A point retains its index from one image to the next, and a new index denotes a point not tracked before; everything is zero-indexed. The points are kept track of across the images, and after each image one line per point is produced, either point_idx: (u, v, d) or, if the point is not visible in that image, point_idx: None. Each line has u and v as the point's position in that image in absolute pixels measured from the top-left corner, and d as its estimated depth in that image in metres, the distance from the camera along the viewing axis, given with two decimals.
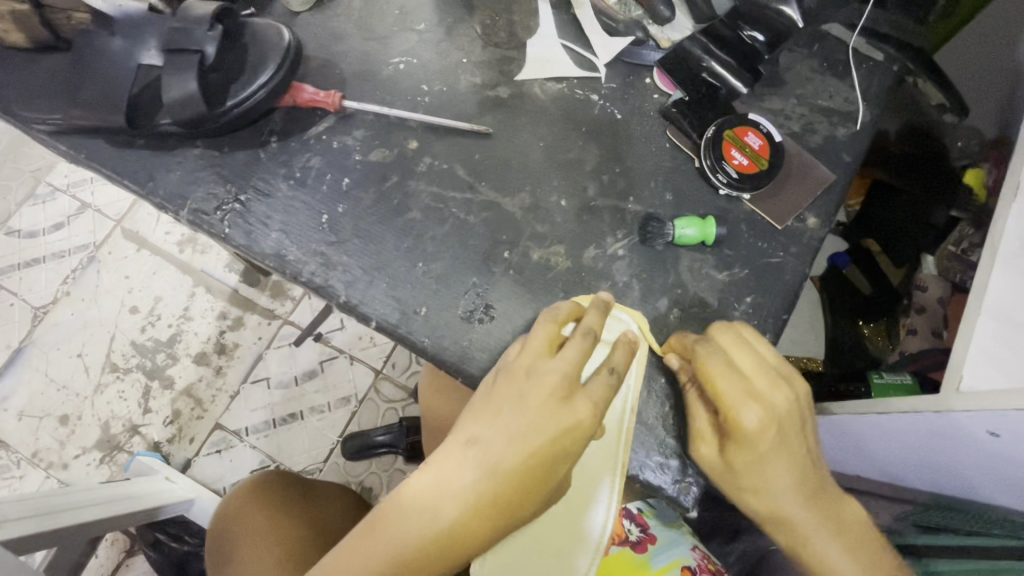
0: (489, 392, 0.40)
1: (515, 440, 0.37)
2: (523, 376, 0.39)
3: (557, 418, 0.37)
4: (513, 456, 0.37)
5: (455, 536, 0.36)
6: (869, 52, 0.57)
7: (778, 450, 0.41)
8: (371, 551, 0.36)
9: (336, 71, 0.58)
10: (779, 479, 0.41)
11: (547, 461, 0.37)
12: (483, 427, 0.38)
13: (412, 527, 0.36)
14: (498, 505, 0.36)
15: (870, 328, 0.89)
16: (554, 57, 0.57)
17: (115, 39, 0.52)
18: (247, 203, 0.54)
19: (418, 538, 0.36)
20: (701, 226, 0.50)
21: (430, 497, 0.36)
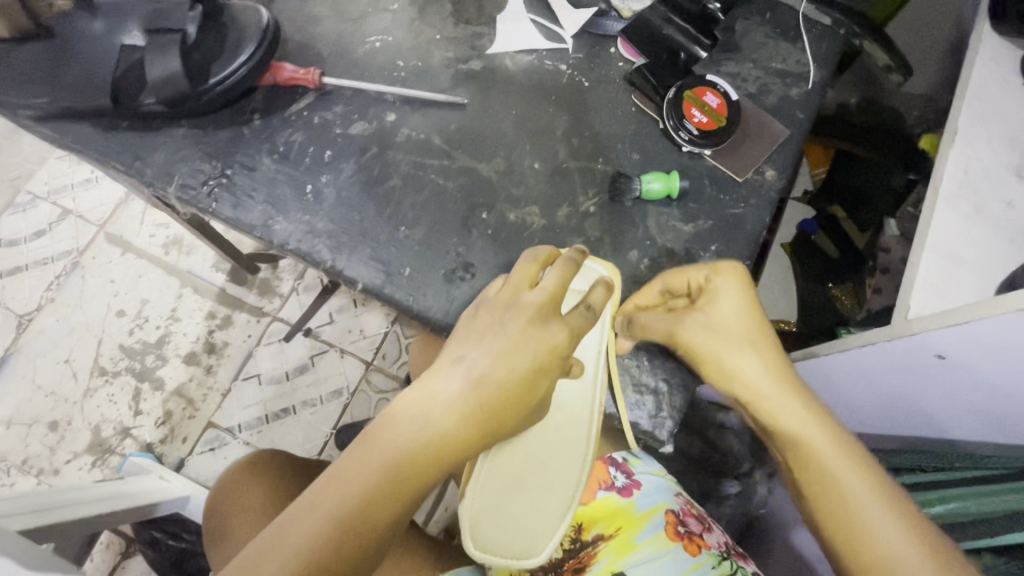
0: (472, 319, 0.42)
1: (498, 357, 0.39)
2: (505, 304, 0.41)
3: (539, 336, 0.40)
4: (498, 371, 0.39)
5: (444, 444, 0.38)
6: (819, 17, 0.61)
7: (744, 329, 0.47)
8: (366, 462, 0.37)
9: (314, 51, 0.60)
10: (747, 360, 0.46)
11: (529, 378, 0.39)
12: (467, 348, 0.40)
13: (402, 436, 0.38)
14: (483, 416, 0.38)
15: (839, 289, 0.91)
16: (523, 31, 0.60)
17: (95, 22, 0.54)
18: (232, 178, 0.56)
19: (410, 446, 0.37)
20: (665, 180, 0.53)
21: (420, 409, 0.38)
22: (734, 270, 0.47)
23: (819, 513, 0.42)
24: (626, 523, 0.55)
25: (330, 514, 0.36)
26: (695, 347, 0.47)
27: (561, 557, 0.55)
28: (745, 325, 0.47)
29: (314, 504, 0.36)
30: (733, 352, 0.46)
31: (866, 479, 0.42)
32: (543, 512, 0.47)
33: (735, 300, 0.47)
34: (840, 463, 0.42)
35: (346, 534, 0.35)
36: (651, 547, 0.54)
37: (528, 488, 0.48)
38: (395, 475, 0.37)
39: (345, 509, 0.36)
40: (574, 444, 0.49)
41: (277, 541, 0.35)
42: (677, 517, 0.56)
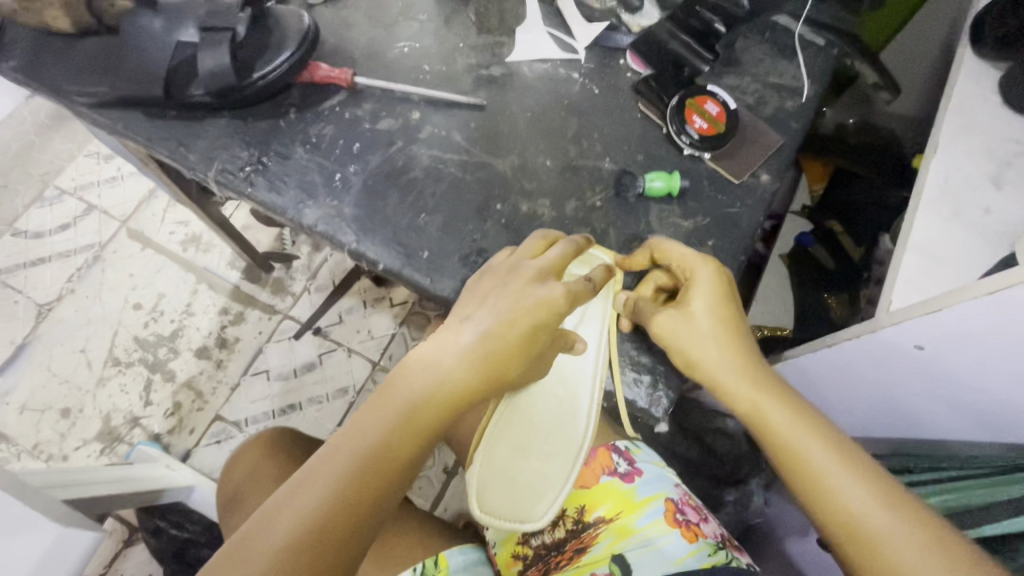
0: (475, 286, 0.46)
1: (502, 313, 0.43)
2: (507, 272, 0.46)
3: (539, 295, 0.44)
4: (502, 324, 0.43)
5: (454, 391, 0.41)
6: (813, 38, 0.65)
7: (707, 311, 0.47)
8: (385, 408, 0.41)
9: (347, 54, 0.66)
10: (709, 343, 0.47)
11: (530, 330, 0.43)
12: (472, 307, 0.45)
13: (416, 384, 0.41)
14: (490, 366, 0.42)
15: (835, 299, 0.94)
16: (540, 42, 0.65)
17: (155, 20, 0.59)
18: (268, 164, 0.60)
19: (425, 391, 0.41)
20: (667, 179, 0.57)
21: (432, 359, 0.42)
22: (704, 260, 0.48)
23: (799, 494, 0.44)
24: (627, 507, 0.58)
25: (354, 453, 0.39)
26: (667, 337, 0.48)
27: (564, 536, 0.60)
28: (712, 309, 0.47)
29: (338, 447, 0.39)
30: (703, 344, 0.47)
31: (835, 453, 0.43)
32: (546, 477, 0.52)
33: (706, 290, 0.47)
34: (810, 443, 0.44)
35: (367, 472, 0.38)
36: (649, 532, 0.57)
37: (531, 459, 0.52)
38: (409, 419, 0.40)
39: (367, 449, 0.39)
40: (575, 415, 0.53)
41: (305, 482, 0.37)
42: (676, 505, 0.58)
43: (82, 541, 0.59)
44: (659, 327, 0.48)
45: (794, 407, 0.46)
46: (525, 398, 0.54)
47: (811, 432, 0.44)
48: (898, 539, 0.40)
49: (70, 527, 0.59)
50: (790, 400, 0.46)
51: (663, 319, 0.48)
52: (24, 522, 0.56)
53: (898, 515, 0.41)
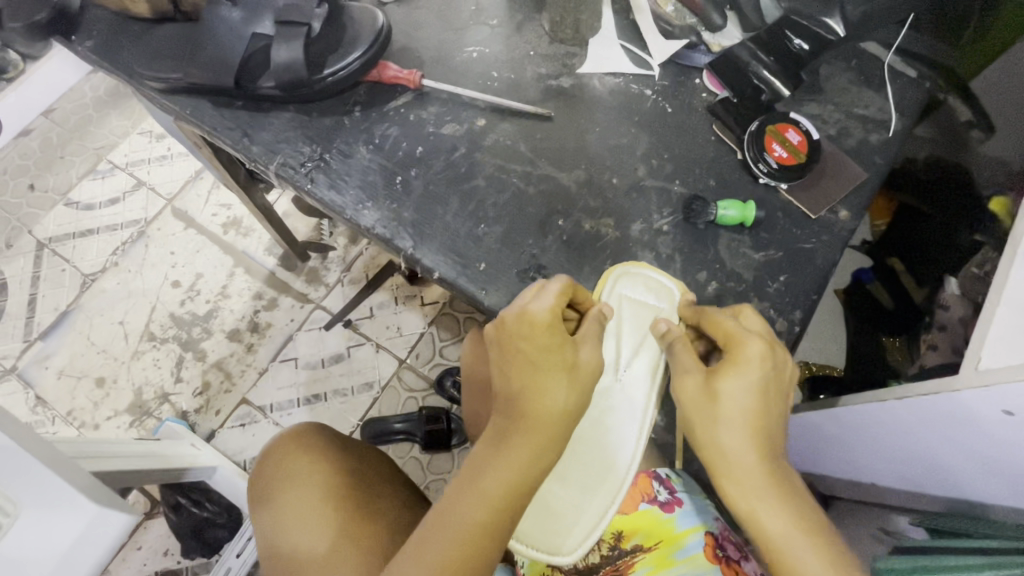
0: (519, 314, 0.47)
1: (511, 354, 0.47)
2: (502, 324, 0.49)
3: (524, 326, 0.47)
4: (513, 364, 0.47)
5: (533, 446, 0.45)
6: (904, 69, 0.61)
7: (736, 397, 0.43)
8: (477, 471, 0.45)
9: (415, 55, 0.65)
10: (727, 431, 0.43)
11: (534, 356, 0.46)
12: (517, 343, 0.47)
13: (499, 440, 0.46)
14: (554, 418, 0.46)
15: (891, 342, 0.89)
16: (613, 55, 0.63)
17: (234, 11, 0.60)
18: (329, 162, 0.60)
19: (509, 448, 0.45)
20: (741, 209, 0.54)
21: (506, 415, 0.47)
22: (759, 342, 0.44)
23: None
24: (666, 537, 0.56)
25: (458, 517, 0.44)
26: (686, 406, 0.45)
27: (597, 561, 0.56)
28: (746, 396, 0.43)
29: (444, 511, 0.44)
30: (716, 418, 0.43)
31: (831, 572, 0.39)
32: (586, 512, 0.49)
33: (749, 376, 0.43)
34: (800, 552, 0.40)
35: (475, 532, 0.43)
36: (689, 566, 0.53)
37: (570, 490, 0.50)
38: (504, 473, 0.45)
39: (469, 511, 0.44)
40: (622, 452, 0.50)
41: (418, 549, 0.43)
42: (716, 540, 0.55)
43: (120, 524, 0.58)
44: (683, 394, 0.45)
45: (801, 516, 0.41)
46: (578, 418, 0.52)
47: (808, 543, 0.40)
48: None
49: (105, 508, 0.58)
50: (800, 513, 0.41)
51: (687, 382, 0.46)
52: (64, 500, 0.57)
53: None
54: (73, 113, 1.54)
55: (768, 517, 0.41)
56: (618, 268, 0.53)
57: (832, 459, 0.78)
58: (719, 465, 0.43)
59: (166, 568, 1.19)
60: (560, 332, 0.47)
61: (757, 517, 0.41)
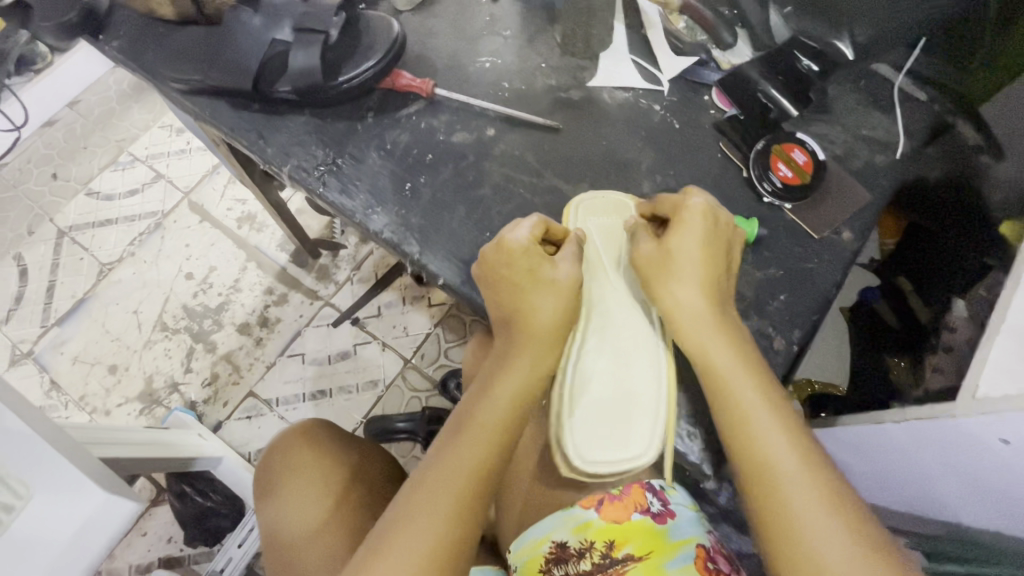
0: (505, 238, 0.51)
1: (497, 288, 0.51)
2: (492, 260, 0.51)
3: (504, 257, 0.51)
4: (499, 296, 0.52)
5: (526, 379, 0.50)
6: (915, 92, 0.62)
7: (692, 272, 0.49)
8: (475, 409, 0.50)
9: (429, 63, 0.66)
10: (705, 328, 0.48)
11: (518, 282, 0.51)
12: (499, 267, 0.51)
13: (493, 383, 0.51)
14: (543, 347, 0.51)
15: (897, 364, 0.87)
16: (624, 69, 0.64)
17: (255, 17, 0.61)
18: (341, 166, 0.61)
19: (502, 387, 0.51)
20: (744, 226, 0.55)
21: (498, 361, 0.52)
22: (700, 207, 0.50)
23: (763, 522, 0.43)
24: (658, 549, 0.55)
25: (462, 452, 0.48)
26: (664, 299, 0.50)
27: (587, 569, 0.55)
28: (700, 262, 0.49)
29: (448, 450, 0.49)
30: (670, 281, 0.50)
31: (805, 468, 0.43)
32: (617, 446, 0.49)
33: (694, 238, 0.50)
34: (745, 390, 0.46)
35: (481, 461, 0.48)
36: None
37: (598, 424, 0.49)
38: (488, 422, 0.49)
39: (472, 444, 0.48)
40: (642, 399, 0.49)
41: (428, 483, 0.47)
42: (706, 552, 0.55)
43: (126, 511, 0.60)
44: (659, 292, 0.50)
45: (785, 422, 0.45)
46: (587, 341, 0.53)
47: (751, 387, 0.46)
48: (800, 489, 0.42)
49: (116, 496, 0.60)
50: (780, 412, 0.46)
51: (644, 256, 0.52)
52: (78, 486, 0.59)
53: (815, 477, 0.43)
54: (97, 105, 1.58)
55: (717, 360, 0.47)
56: (592, 195, 0.56)
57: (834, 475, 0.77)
58: (677, 322, 0.49)
59: (169, 555, 1.21)
60: (539, 253, 0.51)
61: (746, 415, 0.45)
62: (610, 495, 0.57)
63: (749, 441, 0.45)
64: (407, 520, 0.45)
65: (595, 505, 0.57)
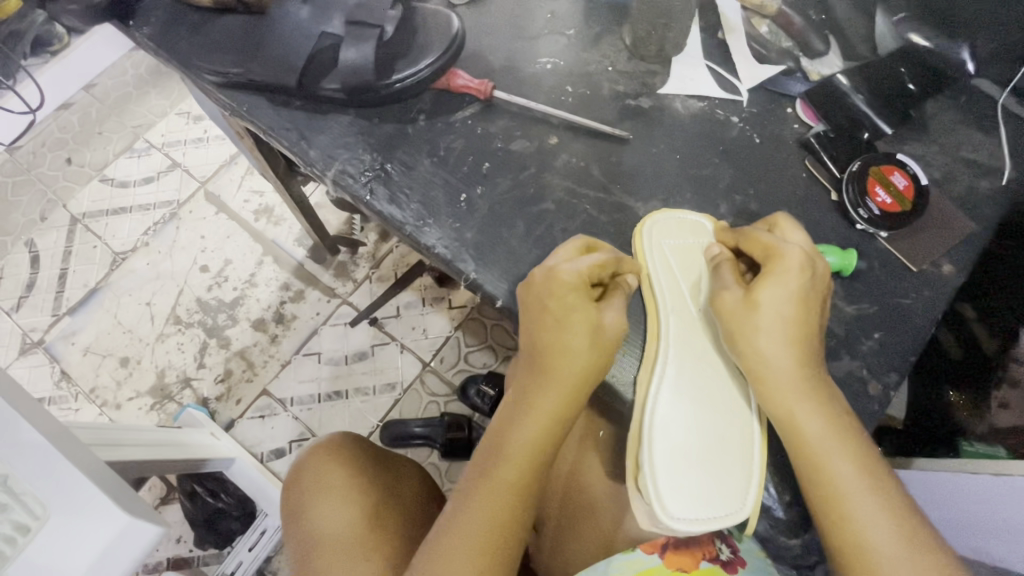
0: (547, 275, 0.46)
1: (536, 325, 0.46)
2: (540, 287, 0.46)
3: (547, 293, 0.46)
4: (535, 333, 0.46)
5: (540, 431, 0.46)
6: (1020, 110, 0.56)
7: (783, 323, 0.43)
8: (485, 467, 0.46)
9: (485, 63, 0.61)
10: (794, 387, 0.43)
11: (557, 321, 0.46)
12: (535, 310, 0.46)
13: (503, 433, 0.46)
14: (564, 395, 0.46)
15: (959, 398, 0.83)
16: (699, 76, 0.59)
17: (304, 8, 0.56)
18: (390, 172, 0.56)
19: (512, 440, 0.46)
20: (841, 255, 0.50)
21: (512, 408, 0.47)
22: (797, 254, 0.44)
23: None
24: None
25: (472, 522, 0.44)
26: (752, 354, 0.44)
27: None
28: (794, 315, 0.43)
29: (459, 511, 0.45)
30: (756, 328, 0.43)
31: (905, 545, 0.40)
32: (711, 509, 0.42)
33: (789, 289, 0.43)
34: (836, 457, 0.42)
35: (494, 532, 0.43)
36: None
37: (686, 483, 0.43)
38: (512, 465, 0.45)
39: (483, 512, 0.44)
40: (734, 453, 0.44)
41: (440, 559, 0.43)
42: None
43: (148, 536, 0.54)
44: (744, 343, 0.44)
45: (884, 492, 0.41)
46: (666, 387, 0.45)
47: (843, 450, 0.42)
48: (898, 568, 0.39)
49: (138, 518, 0.54)
50: (878, 484, 0.42)
51: (724, 297, 0.45)
52: (96, 507, 0.53)
53: (910, 553, 0.40)
54: (113, 89, 1.53)
55: (806, 421, 0.42)
56: (648, 225, 0.51)
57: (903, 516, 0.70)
58: (760, 374, 0.44)
59: (178, 555, 1.18)
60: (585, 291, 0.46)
61: (838, 489, 0.41)
62: (674, 540, 0.50)
63: (843, 517, 0.41)
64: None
65: (658, 550, 0.50)
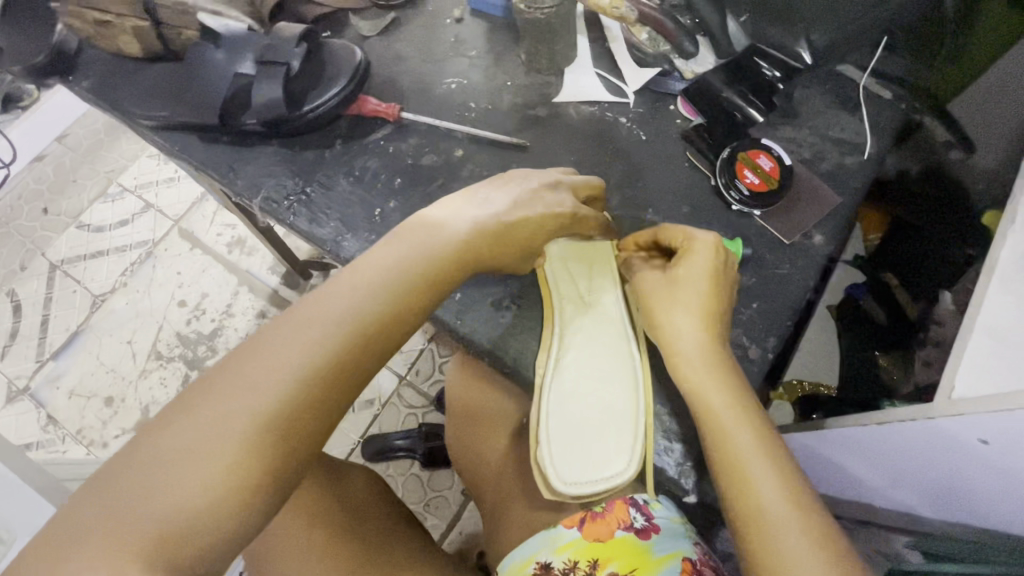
0: (485, 201, 0.49)
1: (475, 222, 0.47)
2: (526, 203, 0.49)
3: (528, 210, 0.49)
4: (466, 224, 0.46)
5: (391, 297, 0.41)
6: (879, 90, 0.61)
7: (692, 303, 0.48)
8: (327, 298, 0.40)
9: (396, 87, 0.66)
10: (700, 360, 0.46)
11: (510, 234, 0.48)
12: (454, 220, 0.47)
13: (347, 285, 0.41)
14: (430, 272, 0.44)
15: (887, 359, 0.85)
16: (589, 83, 0.64)
17: (217, 51, 0.61)
18: (311, 195, 0.61)
19: (354, 295, 0.40)
20: (723, 242, 0.54)
21: (365, 267, 0.42)
22: (708, 244, 0.49)
23: (753, 562, 0.41)
24: (643, 566, 0.52)
25: (279, 361, 0.37)
26: (667, 332, 0.48)
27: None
28: (700, 295, 0.48)
29: (279, 331, 0.38)
30: (670, 307, 0.48)
31: (796, 511, 0.41)
32: (600, 469, 0.47)
33: (696, 272, 0.48)
34: (739, 429, 0.44)
35: (301, 386, 0.36)
36: None
37: (577, 448, 0.48)
38: (361, 308, 0.40)
39: (293, 354, 0.37)
40: (621, 420, 0.48)
41: (236, 367, 0.36)
42: (693, 566, 0.52)
43: None
44: (662, 322, 0.48)
45: (779, 459, 0.43)
46: (568, 373, 0.50)
47: (745, 421, 0.44)
48: (789, 529, 0.40)
49: None
50: (774, 452, 0.44)
51: (645, 287, 0.50)
52: None
53: (800, 516, 0.41)
54: (85, 138, 1.59)
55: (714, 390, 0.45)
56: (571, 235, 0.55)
57: (832, 472, 0.74)
58: (673, 351, 0.48)
59: None
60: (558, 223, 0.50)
61: (738, 455, 0.43)
62: (590, 512, 0.54)
63: (741, 481, 0.42)
64: (198, 412, 0.35)
65: (577, 523, 0.54)
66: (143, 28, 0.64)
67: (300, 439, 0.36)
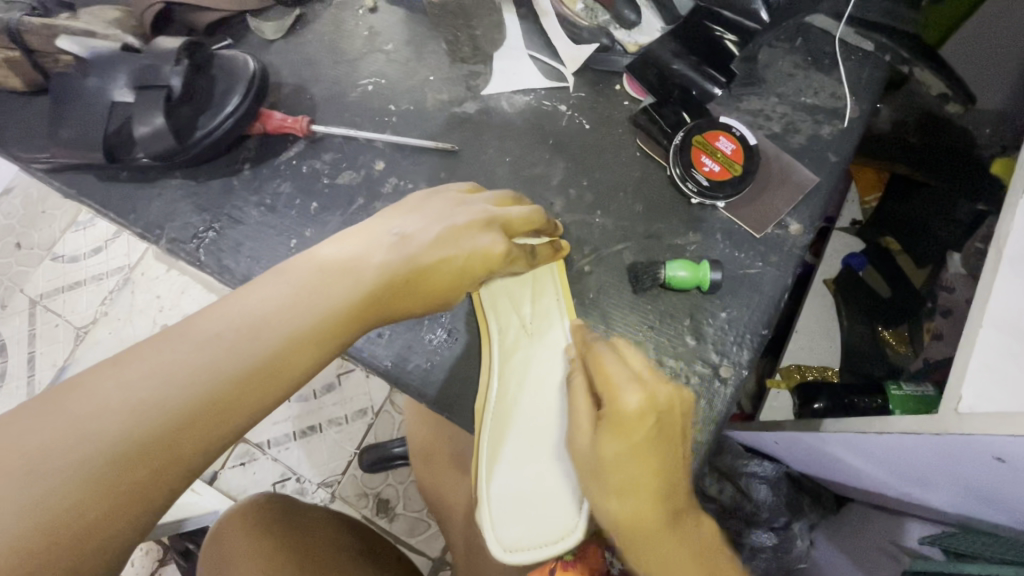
0: (399, 235, 0.36)
1: (386, 264, 0.35)
2: (462, 232, 0.38)
3: (467, 244, 0.37)
4: (374, 267, 0.34)
5: (265, 358, 0.30)
6: (858, 42, 0.54)
7: (637, 484, 0.35)
8: (173, 349, 0.28)
9: (306, 96, 0.59)
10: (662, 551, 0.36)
11: (436, 278, 0.37)
12: (361, 258, 0.34)
13: (202, 333, 0.29)
14: (324, 325, 0.32)
15: (890, 332, 0.76)
16: (521, 69, 0.56)
17: (89, 79, 0.53)
18: (221, 231, 0.55)
19: (207, 350, 0.29)
20: (694, 269, 0.46)
21: (232, 310, 0.30)
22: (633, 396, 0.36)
23: None
24: None
25: (86, 431, 0.25)
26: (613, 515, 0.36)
27: None
28: (641, 475, 0.35)
29: (94, 387, 0.26)
30: (619, 486, 0.36)
31: None
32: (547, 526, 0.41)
33: (624, 449, 0.35)
34: None
35: (99, 480, 0.25)
36: None
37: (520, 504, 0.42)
38: (221, 368, 0.29)
39: (97, 429, 0.25)
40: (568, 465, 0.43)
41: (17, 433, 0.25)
42: None
43: None
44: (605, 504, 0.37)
45: None
46: (507, 414, 0.45)
47: None
48: None
49: None
50: None
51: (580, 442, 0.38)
52: None
53: None
54: None
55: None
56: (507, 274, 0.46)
57: (836, 473, 0.65)
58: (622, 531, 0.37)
59: None
60: (503, 256, 0.39)
61: None
62: (561, 561, 0.47)
63: None
64: None
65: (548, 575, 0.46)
66: (15, 58, 0.56)
67: (84, 556, 0.24)
